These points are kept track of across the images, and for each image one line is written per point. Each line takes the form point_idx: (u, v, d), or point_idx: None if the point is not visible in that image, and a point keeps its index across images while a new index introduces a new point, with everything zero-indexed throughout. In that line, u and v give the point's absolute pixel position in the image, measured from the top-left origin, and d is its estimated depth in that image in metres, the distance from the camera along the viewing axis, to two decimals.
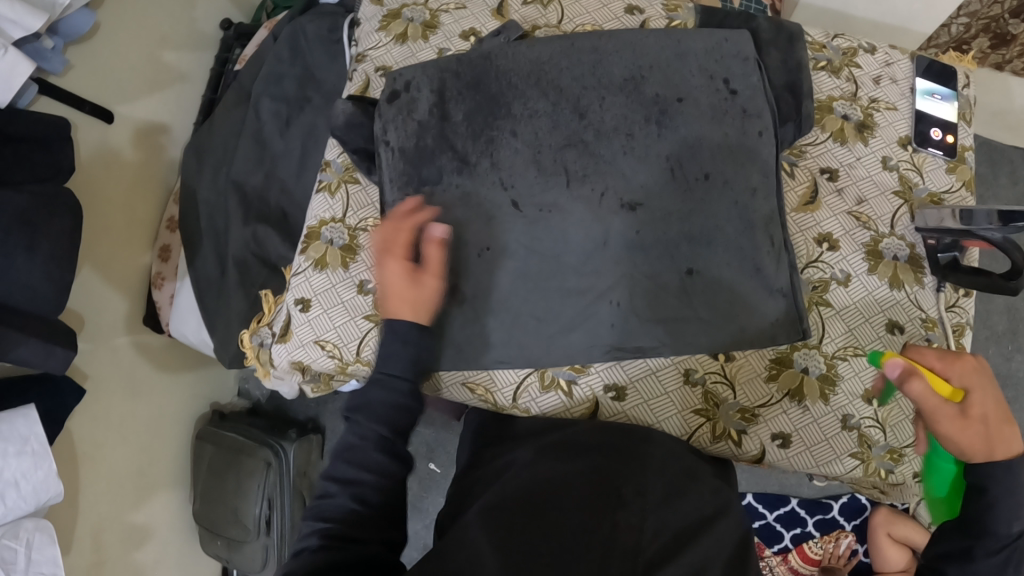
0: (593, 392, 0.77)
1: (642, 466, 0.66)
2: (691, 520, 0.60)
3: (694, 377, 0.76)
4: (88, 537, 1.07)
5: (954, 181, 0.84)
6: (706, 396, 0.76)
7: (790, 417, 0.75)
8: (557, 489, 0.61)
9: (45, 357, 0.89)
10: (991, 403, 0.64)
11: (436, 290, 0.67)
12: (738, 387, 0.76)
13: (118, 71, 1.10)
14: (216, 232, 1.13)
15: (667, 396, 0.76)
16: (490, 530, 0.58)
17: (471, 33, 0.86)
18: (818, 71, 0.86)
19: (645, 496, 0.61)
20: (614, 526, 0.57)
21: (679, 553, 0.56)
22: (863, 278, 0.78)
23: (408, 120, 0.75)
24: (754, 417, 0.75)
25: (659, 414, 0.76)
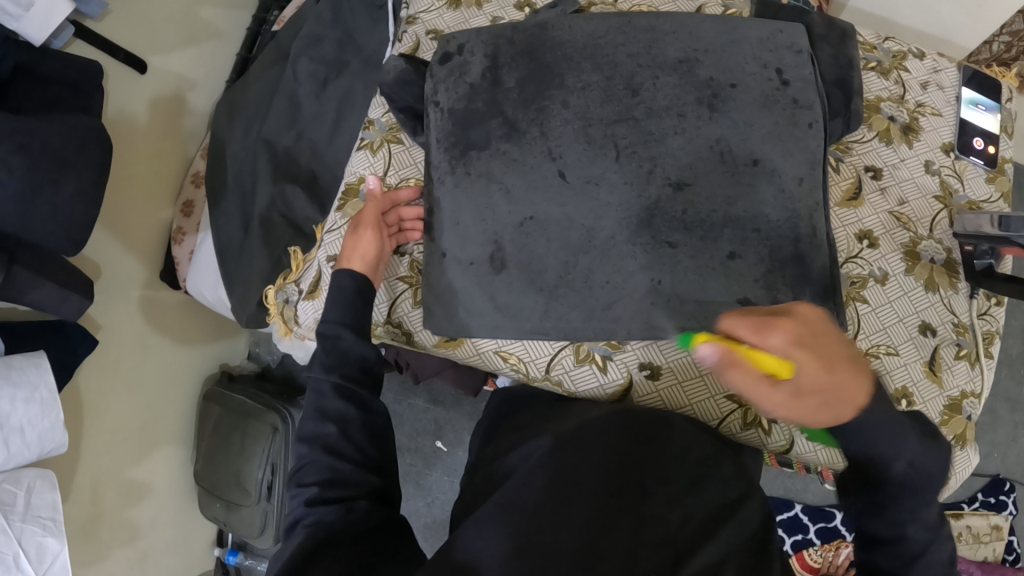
0: (627, 370, 0.77)
1: (669, 447, 0.65)
2: (714, 507, 0.60)
3: None
4: (85, 489, 1.06)
5: (993, 191, 0.84)
6: None
7: None
8: (581, 470, 0.61)
9: (60, 302, 0.87)
10: (828, 367, 0.53)
11: (372, 241, 0.77)
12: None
13: (155, 22, 1.10)
14: (242, 191, 1.13)
15: (701, 379, 0.76)
16: (511, 518, 0.57)
17: (524, 4, 0.86)
18: (868, 71, 0.86)
19: (672, 486, 0.60)
20: (639, 519, 0.56)
21: (705, 541, 0.56)
22: (901, 278, 0.78)
23: (460, 83, 0.76)
24: None
25: (691, 397, 0.76)
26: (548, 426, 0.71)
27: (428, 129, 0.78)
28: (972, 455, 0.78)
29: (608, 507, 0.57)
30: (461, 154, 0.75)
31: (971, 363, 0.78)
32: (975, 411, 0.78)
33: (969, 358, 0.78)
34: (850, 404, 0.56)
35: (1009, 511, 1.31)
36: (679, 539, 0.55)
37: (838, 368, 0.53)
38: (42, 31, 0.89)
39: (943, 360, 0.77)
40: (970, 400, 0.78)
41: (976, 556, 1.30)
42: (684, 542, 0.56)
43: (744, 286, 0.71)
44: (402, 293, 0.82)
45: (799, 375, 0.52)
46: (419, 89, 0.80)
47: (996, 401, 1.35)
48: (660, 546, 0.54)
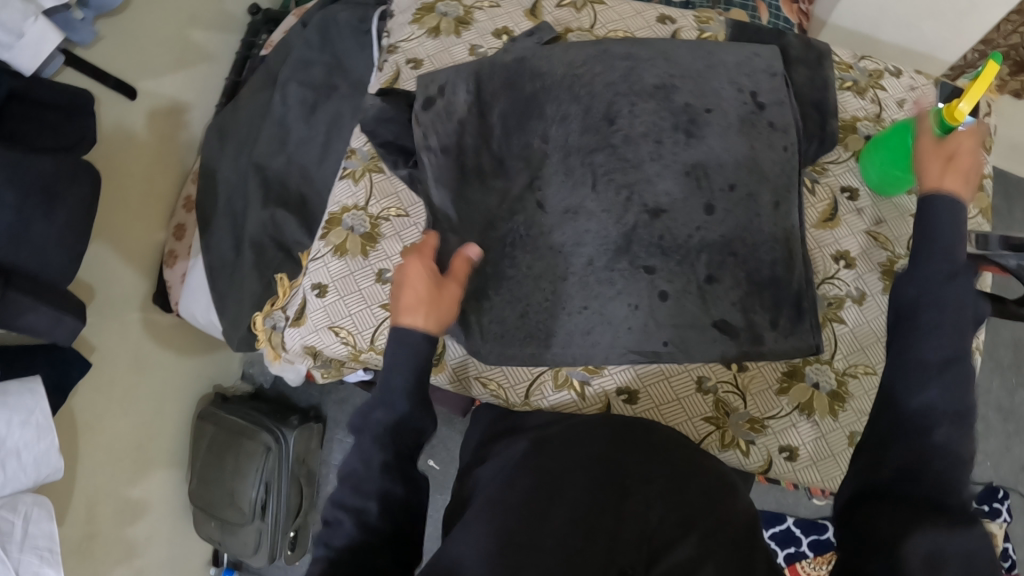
0: (605, 392, 0.78)
1: (651, 449, 0.66)
2: (699, 502, 0.61)
3: (706, 385, 0.76)
4: (82, 509, 1.08)
5: (971, 209, 0.84)
6: (718, 404, 0.76)
7: (799, 431, 0.75)
8: (563, 471, 0.62)
9: (54, 325, 0.89)
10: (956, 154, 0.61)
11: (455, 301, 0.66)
12: (749, 397, 0.76)
13: (145, 48, 1.11)
14: (233, 213, 1.14)
15: (678, 403, 0.76)
16: (490, 520, 0.58)
17: (503, 31, 0.87)
18: (843, 91, 0.85)
19: (651, 484, 0.61)
20: (617, 516, 0.57)
21: (686, 535, 0.57)
22: (878, 298, 0.78)
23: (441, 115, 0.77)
24: (762, 429, 0.76)
25: (669, 420, 0.76)
26: (532, 428, 0.72)
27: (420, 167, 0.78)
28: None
29: (589, 502, 0.58)
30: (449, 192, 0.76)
31: None
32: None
33: None
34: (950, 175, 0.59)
35: (1004, 519, 1.32)
36: (658, 535, 0.57)
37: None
38: (32, 60, 0.88)
39: None
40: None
41: None
42: (663, 535, 0.57)
43: (720, 308, 0.72)
44: (384, 321, 0.82)
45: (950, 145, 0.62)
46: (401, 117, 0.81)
47: (989, 411, 1.35)
48: (638, 545, 0.55)
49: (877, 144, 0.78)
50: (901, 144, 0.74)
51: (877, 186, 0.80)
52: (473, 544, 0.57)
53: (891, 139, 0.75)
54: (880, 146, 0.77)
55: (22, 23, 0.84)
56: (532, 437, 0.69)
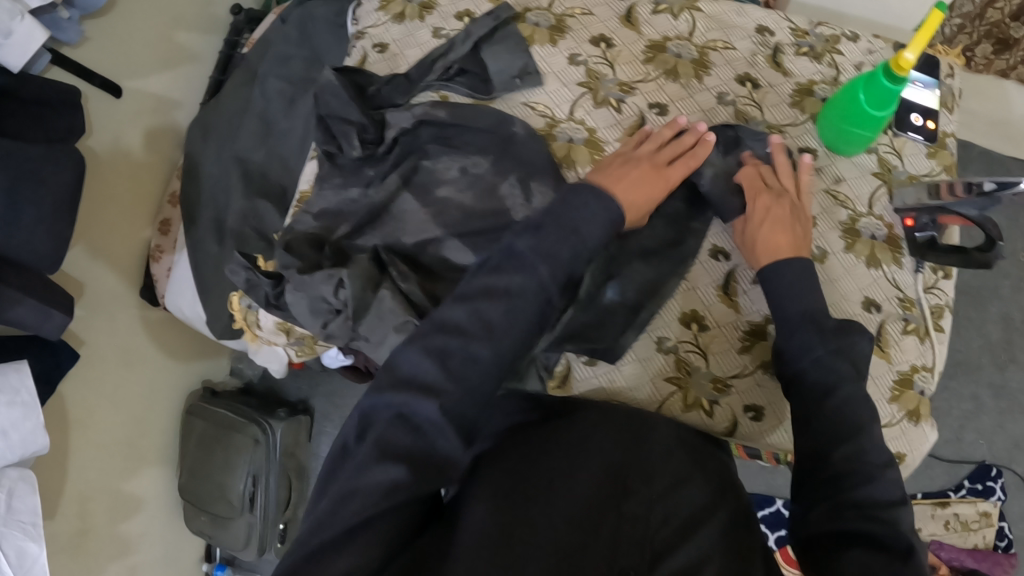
0: (566, 357, 0.76)
1: (650, 445, 0.65)
2: (700, 504, 0.61)
3: (666, 345, 0.75)
4: (74, 503, 1.09)
5: (934, 165, 0.86)
6: (678, 363, 0.74)
7: (764, 389, 0.73)
8: (565, 465, 0.62)
9: (43, 319, 0.91)
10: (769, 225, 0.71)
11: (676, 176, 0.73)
12: (711, 357, 0.74)
13: (129, 49, 1.13)
14: (216, 206, 1.15)
15: (637, 361, 0.74)
16: (488, 507, 0.58)
17: (466, 14, 0.87)
18: (801, 56, 0.84)
19: (653, 484, 0.62)
20: (618, 517, 0.58)
21: (684, 541, 0.57)
22: (840, 256, 0.80)
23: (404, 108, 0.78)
24: (726, 388, 0.73)
25: (630, 381, 0.74)
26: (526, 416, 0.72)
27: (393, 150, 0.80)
28: (926, 428, 0.78)
29: (589, 509, 0.58)
30: (421, 183, 0.78)
31: (920, 338, 0.80)
32: (928, 384, 0.79)
33: (918, 332, 0.80)
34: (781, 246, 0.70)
35: (997, 496, 1.30)
36: (658, 538, 0.57)
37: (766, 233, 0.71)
38: (19, 57, 0.90)
39: (889, 336, 0.79)
40: (922, 374, 0.79)
41: (967, 543, 1.29)
42: (663, 540, 0.57)
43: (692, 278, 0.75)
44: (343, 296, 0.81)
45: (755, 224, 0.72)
46: (359, 100, 0.81)
47: (980, 389, 1.34)
48: (639, 546, 0.56)
49: (833, 101, 0.79)
50: (855, 102, 0.75)
51: (832, 143, 0.81)
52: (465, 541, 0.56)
53: (845, 100, 0.76)
54: (835, 104, 0.78)
55: (10, 22, 0.87)
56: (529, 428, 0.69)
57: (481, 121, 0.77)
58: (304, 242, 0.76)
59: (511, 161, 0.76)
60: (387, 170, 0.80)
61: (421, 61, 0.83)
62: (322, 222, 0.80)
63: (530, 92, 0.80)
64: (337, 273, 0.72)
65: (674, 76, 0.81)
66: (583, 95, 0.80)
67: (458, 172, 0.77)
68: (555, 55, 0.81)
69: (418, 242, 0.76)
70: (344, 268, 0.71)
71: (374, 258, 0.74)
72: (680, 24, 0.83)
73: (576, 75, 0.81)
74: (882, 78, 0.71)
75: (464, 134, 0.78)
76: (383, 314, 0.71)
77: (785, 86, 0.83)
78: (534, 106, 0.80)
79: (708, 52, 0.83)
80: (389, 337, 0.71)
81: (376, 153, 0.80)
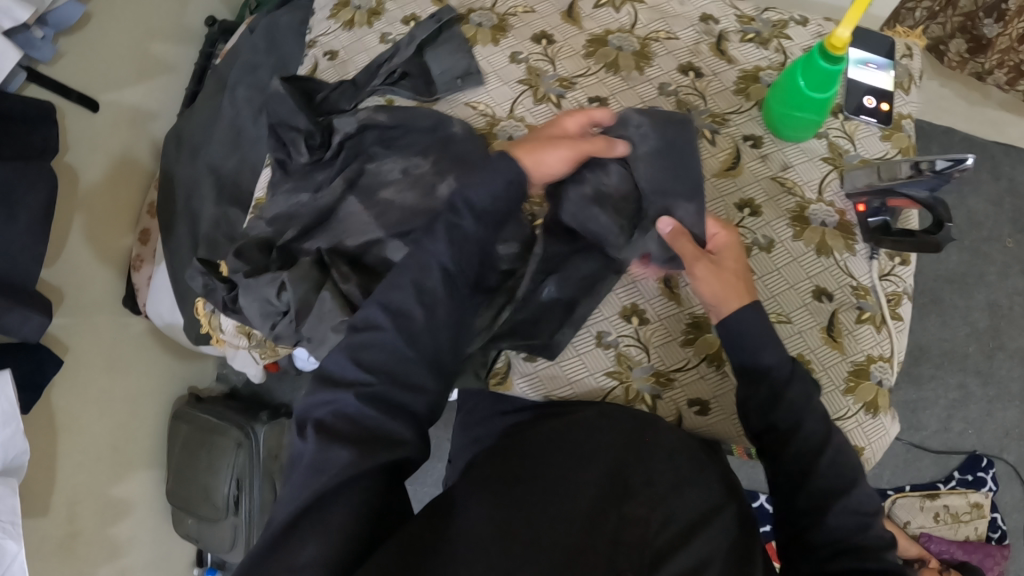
0: (507, 354, 0.79)
1: (649, 449, 0.66)
2: (698, 509, 0.61)
3: (607, 341, 0.79)
4: (63, 508, 1.10)
5: (889, 148, 0.86)
6: (620, 358, 0.78)
7: (707, 382, 0.76)
8: (567, 467, 0.63)
9: (21, 324, 0.92)
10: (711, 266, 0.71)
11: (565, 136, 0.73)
12: (652, 351, 0.77)
13: (106, 62, 1.15)
14: (191, 214, 1.17)
15: (579, 358, 0.78)
16: (483, 508, 0.59)
17: (411, 18, 0.90)
18: (745, 42, 0.88)
19: (654, 487, 0.62)
20: (621, 518, 0.58)
21: (683, 544, 0.58)
22: (788, 244, 0.79)
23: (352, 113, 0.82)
24: (668, 382, 0.76)
25: (572, 377, 0.78)
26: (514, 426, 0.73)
27: (339, 155, 0.82)
28: (885, 421, 0.75)
29: (590, 506, 0.59)
30: (366, 185, 0.79)
31: (877, 326, 0.77)
32: (887, 374, 0.76)
33: (873, 320, 0.77)
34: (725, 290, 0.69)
35: (988, 487, 1.28)
36: (659, 541, 0.57)
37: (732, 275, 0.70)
38: None
39: (843, 325, 0.77)
40: (880, 364, 0.76)
41: (958, 536, 1.26)
42: (663, 542, 0.57)
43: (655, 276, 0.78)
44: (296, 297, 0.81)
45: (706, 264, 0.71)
46: (306, 106, 0.83)
47: (967, 377, 1.32)
48: (640, 548, 0.56)
49: (775, 88, 0.80)
50: (795, 87, 0.76)
51: (775, 128, 0.82)
52: (453, 538, 0.56)
53: (786, 86, 0.78)
54: (777, 90, 0.80)
55: None
56: (523, 438, 0.70)
57: (423, 121, 0.81)
58: (253, 244, 0.77)
59: (448, 159, 0.78)
60: (334, 174, 0.81)
61: (368, 66, 0.86)
62: (274, 226, 0.80)
63: (472, 92, 0.85)
64: (280, 276, 0.74)
65: (615, 69, 0.86)
66: (523, 92, 0.84)
67: (401, 173, 0.78)
68: (496, 54, 0.86)
69: (361, 243, 0.76)
70: (286, 272, 0.73)
71: (317, 260, 0.75)
72: (622, 17, 0.88)
73: (517, 73, 0.85)
74: (818, 58, 0.73)
75: (407, 136, 0.81)
76: (324, 314, 0.72)
77: (729, 74, 0.86)
78: (475, 106, 0.84)
79: (650, 43, 0.87)
80: (329, 338, 0.72)
81: (323, 158, 0.82)
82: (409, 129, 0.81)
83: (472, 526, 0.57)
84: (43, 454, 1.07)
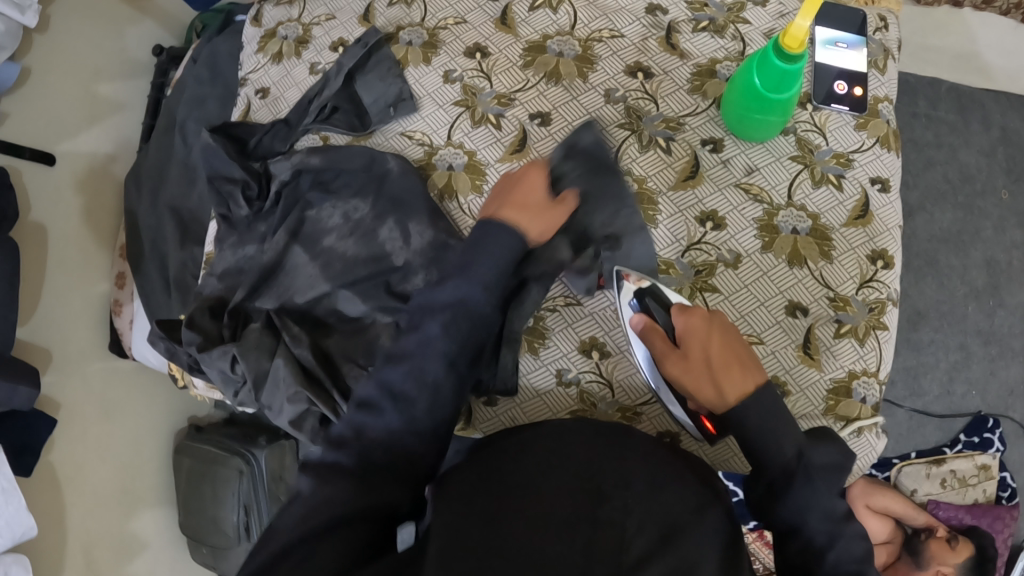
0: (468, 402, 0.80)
1: (621, 452, 0.65)
2: (681, 514, 0.60)
3: (568, 377, 0.79)
4: (79, 555, 1.12)
5: (864, 138, 0.83)
6: (582, 396, 0.78)
7: (676, 414, 0.77)
8: (543, 485, 0.60)
9: (8, 396, 0.93)
10: (700, 369, 0.70)
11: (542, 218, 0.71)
12: (616, 385, 0.78)
13: (54, 114, 1.12)
14: (160, 255, 1.17)
15: (539, 398, 0.78)
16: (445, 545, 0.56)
17: (339, 42, 0.92)
18: (699, 32, 0.87)
19: (628, 487, 0.60)
20: (593, 523, 0.57)
21: (663, 547, 0.56)
22: (756, 257, 0.79)
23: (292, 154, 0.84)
24: (635, 416, 0.78)
25: (533, 417, 0.78)
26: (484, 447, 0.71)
27: (279, 203, 0.85)
28: (867, 438, 0.76)
29: (564, 513, 0.57)
30: (307, 234, 0.84)
31: (857, 339, 0.77)
32: (869, 390, 0.77)
33: (853, 333, 0.77)
34: (729, 377, 0.67)
35: (995, 448, 1.25)
36: (634, 544, 0.56)
37: (716, 358, 0.69)
38: None
39: (820, 341, 0.77)
40: (861, 380, 0.77)
41: (966, 500, 1.23)
42: (639, 546, 0.56)
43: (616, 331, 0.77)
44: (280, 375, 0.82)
45: (689, 350, 0.71)
46: (238, 156, 0.86)
47: (968, 336, 1.29)
48: (613, 555, 0.55)
49: (731, 86, 0.78)
50: (751, 86, 0.74)
51: (736, 129, 0.81)
52: None
53: (742, 83, 0.75)
54: (734, 89, 0.77)
55: None
56: (490, 450, 0.68)
57: (354, 162, 0.84)
58: (205, 310, 0.82)
59: (386, 201, 0.83)
60: (276, 225, 0.84)
61: (299, 103, 0.89)
62: (225, 282, 0.84)
63: (407, 119, 0.87)
64: (229, 349, 0.78)
65: (557, 78, 0.86)
66: (460, 115, 0.85)
67: (340, 218, 0.83)
68: (429, 75, 0.87)
69: (309, 298, 0.82)
70: (236, 345, 0.78)
71: (267, 324, 0.81)
72: (557, 19, 0.88)
73: (452, 94, 0.86)
74: (778, 54, 0.69)
75: (340, 178, 0.85)
76: (278, 383, 0.77)
77: (683, 70, 0.85)
78: (412, 135, 0.86)
79: (593, 44, 0.87)
80: (285, 407, 0.77)
81: (263, 208, 0.85)
82: (340, 171, 0.84)
83: (438, 541, 0.55)
84: (51, 511, 1.08)
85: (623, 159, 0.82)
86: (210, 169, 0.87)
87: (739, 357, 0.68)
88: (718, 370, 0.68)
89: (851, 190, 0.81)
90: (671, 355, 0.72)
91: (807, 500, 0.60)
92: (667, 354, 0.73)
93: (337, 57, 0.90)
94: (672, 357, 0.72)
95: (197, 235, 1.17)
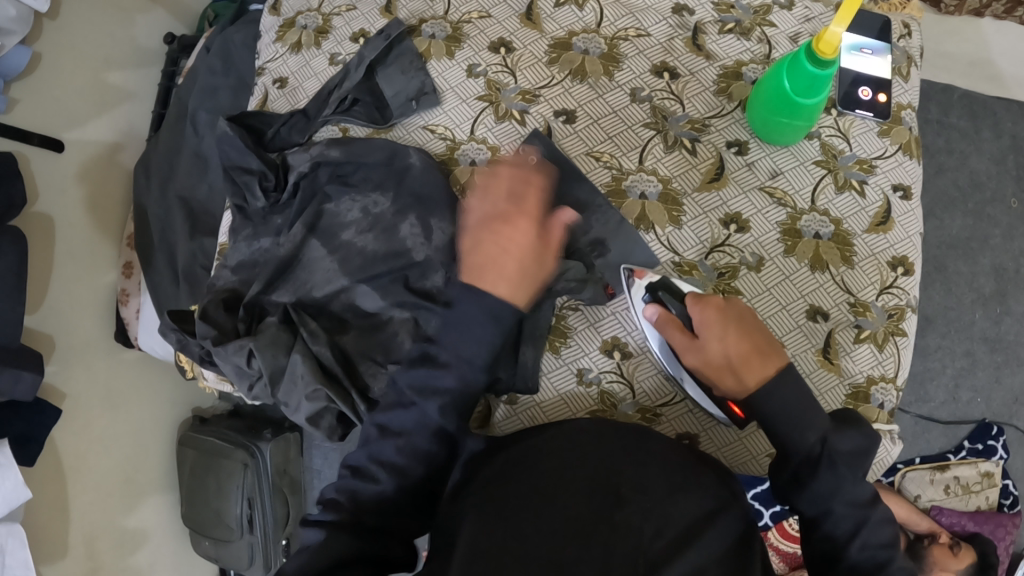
0: (487, 399, 0.80)
1: (641, 453, 0.64)
2: (698, 515, 0.60)
3: (588, 377, 0.78)
4: (80, 547, 1.11)
5: (888, 145, 0.83)
6: (603, 396, 0.78)
7: (696, 415, 0.77)
8: (565, 485, 0.60)
9: (13, 385, 0.92)
10: (721, 360, 0.68)
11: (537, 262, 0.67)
12: (636, 386, 0.78)
13: (64, 99, 1.10)
14: (168, 245, 1.16)
15: (559, 398, 0.78)
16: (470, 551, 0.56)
17: (360, 34, 0.91)
18: (725, 34, 0.87)
19: (646, 490, 0.60)
20: (613, 528, 0.57)
21: (680, 553, 0.56)
22: (779, 260, 0.79)
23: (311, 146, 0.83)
24: (655, 417, 0.77)
25: (552, 416, 0.78)
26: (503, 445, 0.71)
27: (296, 195, 0.84)
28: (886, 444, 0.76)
29: (585, 517, 0.58)
30: (325, 227, 0.83)
31: (877, 345, 0.77)
32: (888, 396, 0.77)
33: (873, 339, 0.77)
34: (749, 368, 0.66)
35: (999, 455, 1.26)
36: (653, 550, 0.56)
37: (734, 350, 0.67)
38: None
39: (840, 345, 0.77)
40: (881, 385, 0.77)
41: (969, 507, 1.24)
42: (657, 552, 0.56)
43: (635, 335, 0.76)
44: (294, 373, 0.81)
45: (706, 342, 0.69)
46: (256, 147, 0.85)
47: (974, 344, 1.29)
48: (632, 562, 0.55)
49: (758, 88, 0.78)
50: (780, 90, 0.74)
51: (761, 133, 0.81)
52: None
53: (770, 87, 0.75)
54: (761, 92, 0.78)
55: None
56: (510, 449, 0.68)
57: (374, 155, 0.83)
58: (220, 303, 0.81)
59: (407, 196, 0.82)
60: (293, 218, 0.84)
61: (319, 95, 0.88)
62: (239, 275, 0.84)
63: (429, 114, 0.86)
64: (246, 344, 0.77)
65: (582, 76, 0.85)
66: (483, 111, 0.85)
67: (359, 212, 0.82)
68: (452, 69, 0.87)
69: (327, 293, 0.82)
70: (252, 340, 0.77)
71: (284, 318, 0.80)
72: (582, 17, 0.88)
73: (475, 89, 0.86)
74: (809, 59, 0.69)
75: (359, 172, 0.84)
76: (296, 379, 0.76)
77: (708, 71, 0.85)
78: (434, 130, 0.86)
79: (618, 43, 0.86)
80: (302, 404, 0.77)
81: (280, 200, 0.85)
82: (360, 164, 0.83)
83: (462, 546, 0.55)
84: (54, 502, 1.07)
85: (647, 159, 0.82)
86: (228, 159, 0.86)
87: (758, 344, 0.67)
88: (738, 361, 0.66)
89: (874, 196, 0.81)
90: (689, 347, 0.70)
91: (827, 506, 0.60)
92: (686, 346, 0.71)
93: (358, 49, 0.89)
94: (691, 349, 0.70)
95: (206, 226, 1.16)
